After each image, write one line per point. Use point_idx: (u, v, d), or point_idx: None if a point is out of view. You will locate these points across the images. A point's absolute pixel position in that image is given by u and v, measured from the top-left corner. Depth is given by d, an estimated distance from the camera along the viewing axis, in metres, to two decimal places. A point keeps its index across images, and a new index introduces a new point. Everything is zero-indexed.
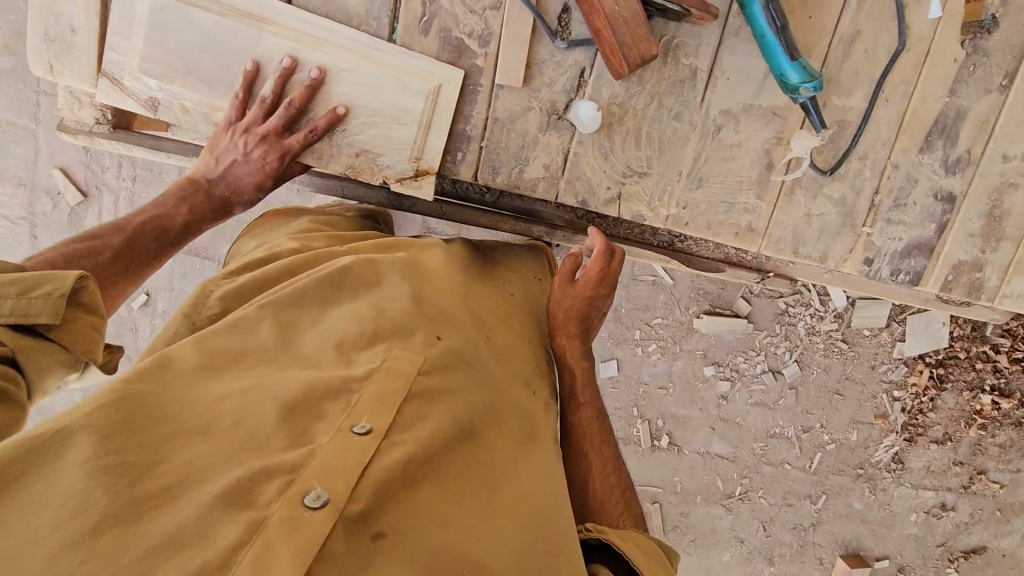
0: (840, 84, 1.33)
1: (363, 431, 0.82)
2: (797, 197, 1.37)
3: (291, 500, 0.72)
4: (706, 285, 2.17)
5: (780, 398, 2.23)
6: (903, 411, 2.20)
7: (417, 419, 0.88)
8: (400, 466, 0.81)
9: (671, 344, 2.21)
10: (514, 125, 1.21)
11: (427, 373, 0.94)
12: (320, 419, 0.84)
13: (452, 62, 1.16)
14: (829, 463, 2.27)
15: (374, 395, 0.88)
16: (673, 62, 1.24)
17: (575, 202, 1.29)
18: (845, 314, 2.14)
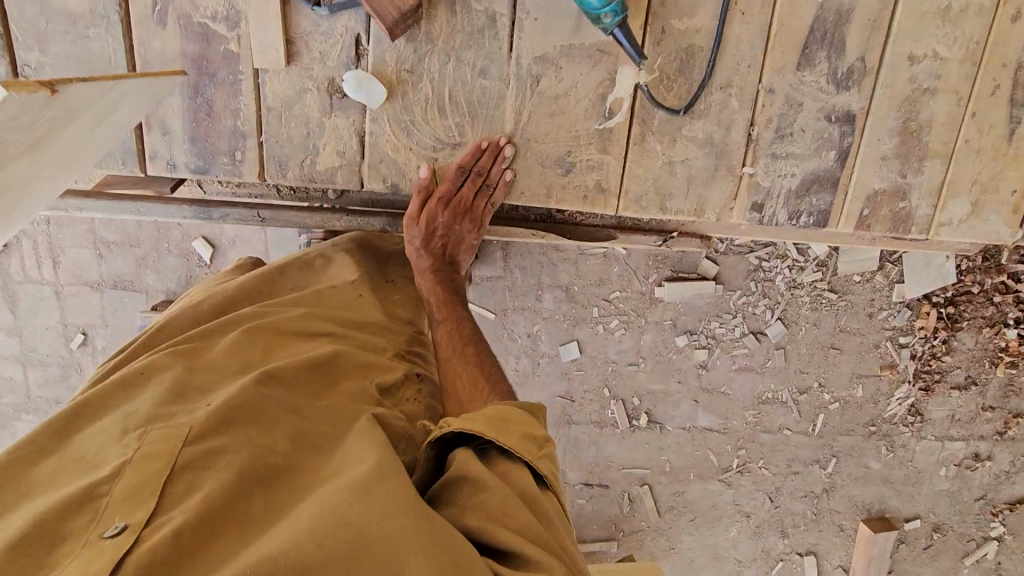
0: (677, 3, 1.11)
1: (115, 531, 0.66)
2: (650, 144, 1.17)
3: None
4: (664, 250, 1.86)
5: (768, 360, 1.95)
6: (915, 359, 1.91)
7: (194, 487, 0.71)
8: (168, 544, 0.65)
9: (635, 318, 1.92)
10: (292, 111, 1.08)
11: (198, 436, 0.76)
12: (62, 542, 0.66)
13: (201, 52, 1.03)
14: (836, 423, 2.00)
15: (131, 485, 0.70)
16: (463, 9, 1.07)
17: (384, 188, 1.14)
18: (828, 262, 1.85)
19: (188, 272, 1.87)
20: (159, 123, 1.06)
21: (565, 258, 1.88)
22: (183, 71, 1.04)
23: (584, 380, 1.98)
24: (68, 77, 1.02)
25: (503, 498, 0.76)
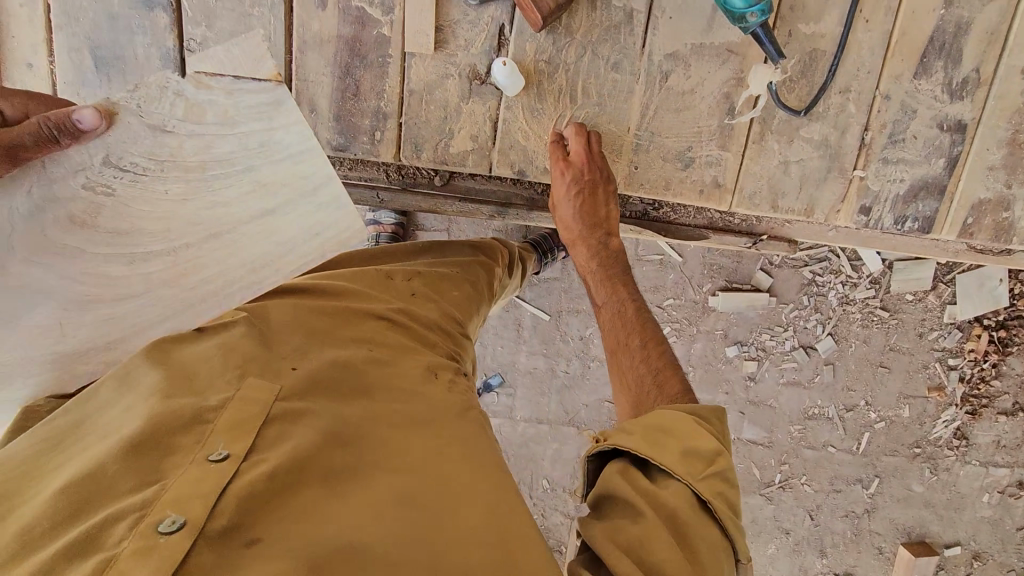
0: (806, 9, 1.16)
1: (220, 457, 0.64)
2: (769, 144, 1.20)
3: (141, 535, 0.55)
4: (720, 259, 1.88)
5: (816, 376, 1.94)
6: (964, 382, 1.89)
7: (285, 435, 0.69)
8: (265, 482, 0.63)
9: (687, 327, 1.94)
10: (432, 96, 1.12)
11: (289, 394, 0.74)
12: (167, 456, 0.63)
13: (355, 35, 1.08)
14: (880, 443, 1.97)
15: (231, 419, 0.68)
16: (603, 6, 1.12)
17: (511, 173, 1.18)
18: (881, 280, 1.85)
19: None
20: (307, 100, 1.11)
21: None
22: (336, 51, 1.09)
23: None
24: None
25: (651, 527, 0.74)
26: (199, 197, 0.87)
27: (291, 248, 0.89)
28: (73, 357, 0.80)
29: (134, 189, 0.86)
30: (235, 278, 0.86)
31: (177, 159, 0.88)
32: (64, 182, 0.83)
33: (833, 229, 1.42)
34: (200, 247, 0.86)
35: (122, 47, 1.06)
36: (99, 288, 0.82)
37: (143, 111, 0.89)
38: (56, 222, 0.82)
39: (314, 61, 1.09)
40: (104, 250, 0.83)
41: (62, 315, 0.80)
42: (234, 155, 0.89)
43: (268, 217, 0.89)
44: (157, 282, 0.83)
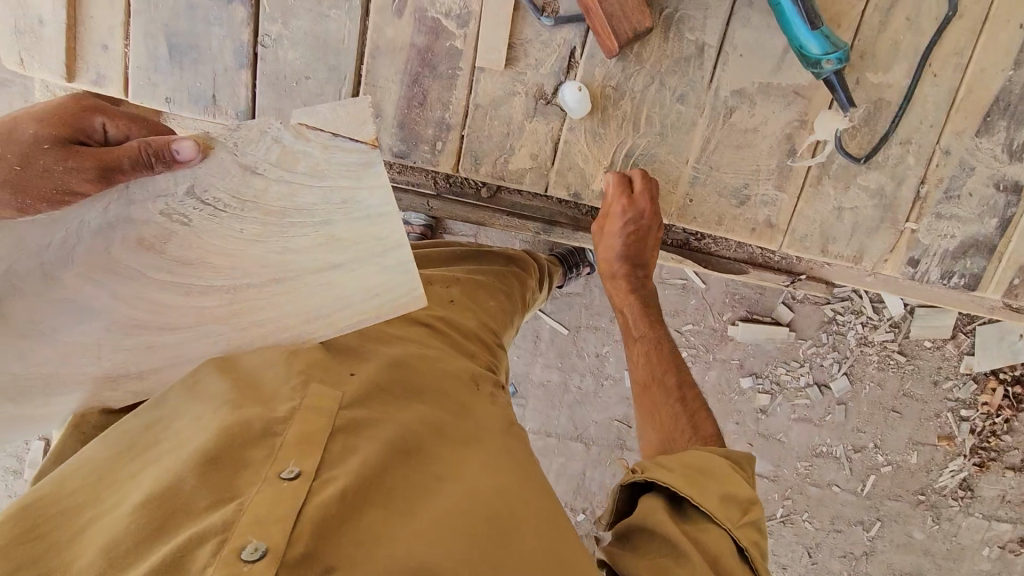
0: (876, 58, 1.16)
1: (293, 474, 0.64)
2: (825, 187, 1.20)
3: (224, 560, 0.55)
4: (743, 290, 1.85)
5: (827, 415, 1.90)
6: (974, 434, 1.84)
7: (350, 450, 0.69)
8: (338, 500, 0.63)
9: (704, 353, 1.91)
10: (497, 111, 1.12)
11: (351, 402, 0.76)
12: (241, 471, 0.65)
13: (427, 45, 1.09)
14: (884, 487, 1.92)
15: (299, 434, 0.69)
16: (675, 37, 1.12)
17: (567, 194, 1.17)
18: (901, 325, 1.80)
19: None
20: (373, 105, 1.11)
21: None
22: (408, 60, 1.10)
23: None
24: (304, 51, 1.08)
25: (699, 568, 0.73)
26: (271, 241, 0.78)
27: (353, 303, 0.81)
28: (115, 378, 0.81)
29: (213, 226, 0.77)
30: (289, 326, 0.82)
31: (261, 202, 0.77)
32: (141, 206, 0.76)
33: (871, 276, 1.41)
34: (264, 292, 0.80)
35: (197, 37, 1.07)
36: (148, 316, 0.79)
37: (239, 149, 0.76)
38: (124, 244, 0.76)
39: (384, 67, 1.10)
40: (165, 277, 0.78)
41: (103, 338, 0.79)
42: (316, 208, 0.77)
43: (334, 273, 0.79)
44: (209, 319, 0.80)
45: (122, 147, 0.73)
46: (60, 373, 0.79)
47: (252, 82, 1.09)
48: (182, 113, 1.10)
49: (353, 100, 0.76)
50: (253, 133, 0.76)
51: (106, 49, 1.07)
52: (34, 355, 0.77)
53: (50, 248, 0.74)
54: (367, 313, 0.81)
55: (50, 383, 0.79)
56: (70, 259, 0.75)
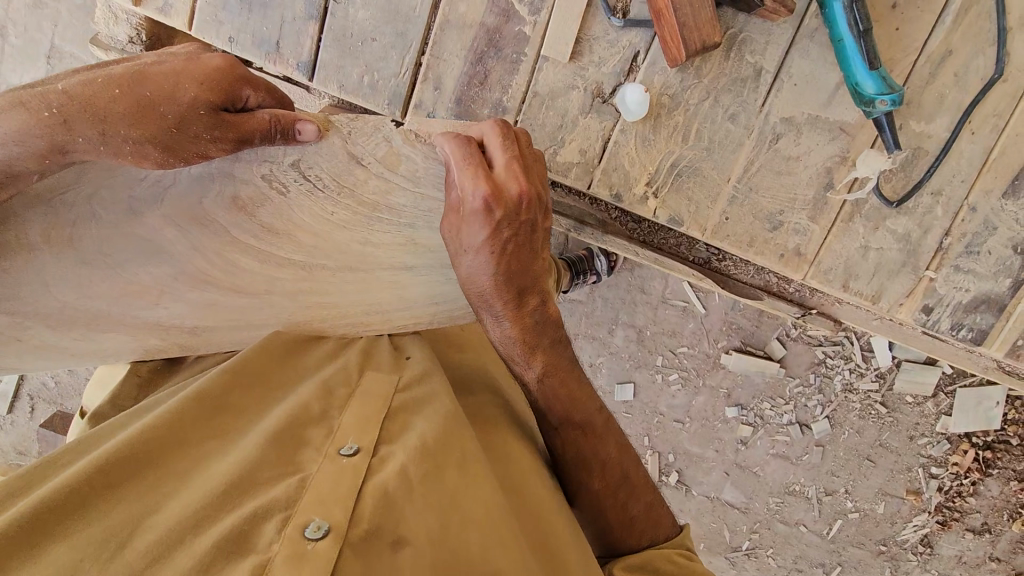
0: (921, 108, 1.20)
1: (352, 451, 0.65)
2: (855, 225, 1.23)
3: (290, 539, 0.56)
4: (740, 320, 1.89)
5: (805, 455, 1.92)
6: (941, 492, 1.85)
7: (407, 429, 0.71)
8: (397, 480, 0.64)
9: (694, 378, 1.93)
10: (554, 102, 1.14)
11: (405, 385, 0.76)
12: (302, 448, 0.66)
13: (497, 26, 1.11)
14: (849, 533, 1.93)
15: (358, 415, 0.70)
16: (736, 57, 1.15)
17: (608, 195, 1.19)
18: (886, 376, 1.83)
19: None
20: (434, 77, 1.12)
21: (648, 300, 1.92)
22: (474, 38, 1.11)
23: (629, 422, 1.99)
24: (374, 11, 1.09)
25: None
26: (356, 230, 0.87)
27: (414, 306, 0.89)
28: (166, 327, 0.83)
29: (308, 203, 0.85)
30: (350, 314, 0.87)
31: (357, 191, 0.86)
32: (247, 167, 0.82)
33: (878, 319, 1.46)
34: (336, 275, 0.87)
35: None
36: (221, 274, 0.84)
37: (351, 138, 0.84)
38: (219, 200, 0.82)
39: (451, 42, 1.11)
40: (251, 241, 0.85)
41: (168, 283, 0.83)
42: (405, 210, 0.86)
43: (406, 274, 0.88)
44: (280, 291, 0.85)
45: (261, 120, 0.75)
46: (113, 312, 0.81)
47: (317, 35, 1.10)
48: (242, 54, 1.11)
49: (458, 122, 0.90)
50: (367, 128, 0.85)
51: None
52: (97, 289, 0.80)
53: (145, 184, 0.79)
54: (421, 318, 0.89)
55: (97, 320, 0.81)
56: (162, 200, 0.80)
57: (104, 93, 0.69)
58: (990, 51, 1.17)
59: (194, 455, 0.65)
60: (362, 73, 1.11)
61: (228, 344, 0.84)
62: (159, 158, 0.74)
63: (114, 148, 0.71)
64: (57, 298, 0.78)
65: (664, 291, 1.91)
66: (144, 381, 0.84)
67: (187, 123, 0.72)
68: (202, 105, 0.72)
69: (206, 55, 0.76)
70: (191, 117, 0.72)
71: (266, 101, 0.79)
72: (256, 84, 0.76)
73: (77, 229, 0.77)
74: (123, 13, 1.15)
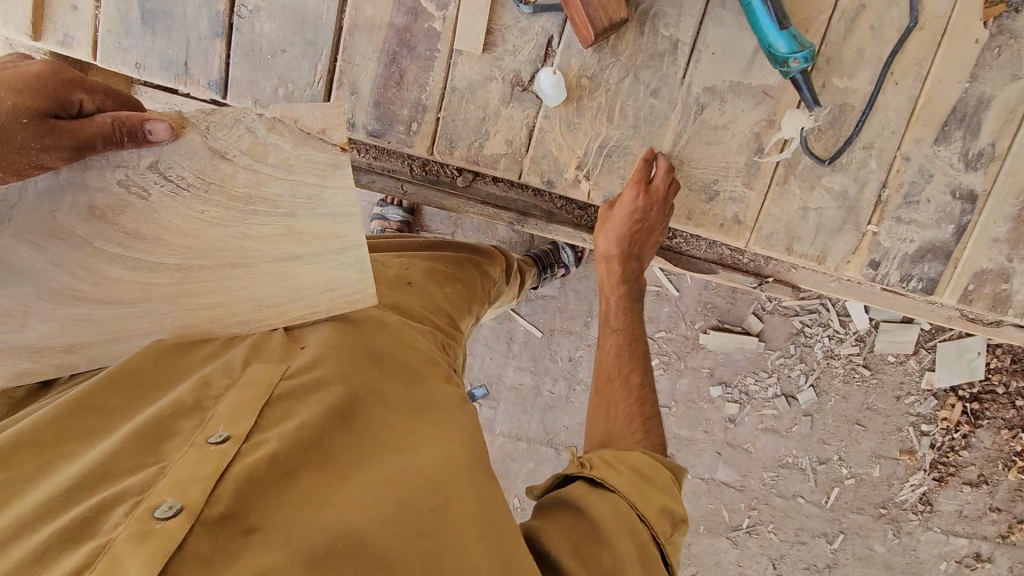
0: (841, 64, 1.20)
1: (220, 438, 0.65)
2: (791, 187, 1.23)
3: (138, 520, 0.56)
4: (715, 298, 1.87)
5: (794, 426, 1.91)
6: (934, 448, 1.84)
7: (288, 416, 0.72)
8: (265, 464, 0.65)
9: (675, 361, 1.92)
10: (474, 95, 1.14)
11: (292, 372, 0.78)
12: (169, 438, 0.66)
13: (406, 24, 1.11)
14: (848, 499, 1.92)
15: (231, 405, 0.71)
16: (650, 32, 1.15)
17: (540, 182, 1.19)
18: (866, 338, 1.83)
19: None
20: (350, 83, 1.12)
21: None
22: (385, 39, 1.11)
23: None
24: (280, 23, 1.09)
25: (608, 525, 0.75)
26: (230, 225, 0.85)
27: (307, 295, 0.87)
28: (37, 349, 0.82)
29: (172, 204, 0.84)
30: (240, 311, 0.86)
31: (226, 186, 0.84)
32: (99, 174, 0.81)
33: (837, 281, 1.45)
34: (216, 272, 0.85)
35: (171, 4, 1.08)
36: (89, 287, 0.83)
37: (210, 133, 0.83)
38: (74, 210, 0.82)
39: (362, 46, 1.11)
40: (116, 249, 0.83)
41: (32, 303, 0.82)
42: (283, 200, 0.84)
43: (293, 263, 0.86)
44: (157, 294, 0.84)
45: (96, 124, 0.75)
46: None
47: (226, 53, 1.10)
48: (152, 80, 1.11)
49: (329, 104, 0.81)
50: (227, 120, 0.84)
51: (77, 12, 1.09)
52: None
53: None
54: (322, 306, 0.88)
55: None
56: (8, 218, 0.80)
57: None
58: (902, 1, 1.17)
59: (64, 457, 0.66)
60: (276, 85, 1.11)
61: (106, 358, 0.83)
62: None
63: None
64: None
65: None
66: (19, 401, 0.82)
67: (10, 134, 0.73)
68: (25, 113, 0.74)
69: (36, 63, 0.78)
70: (13, 127, 0.73)
71: (108, 104, 0.79)
72: (88, 88, 0.76)
73: None
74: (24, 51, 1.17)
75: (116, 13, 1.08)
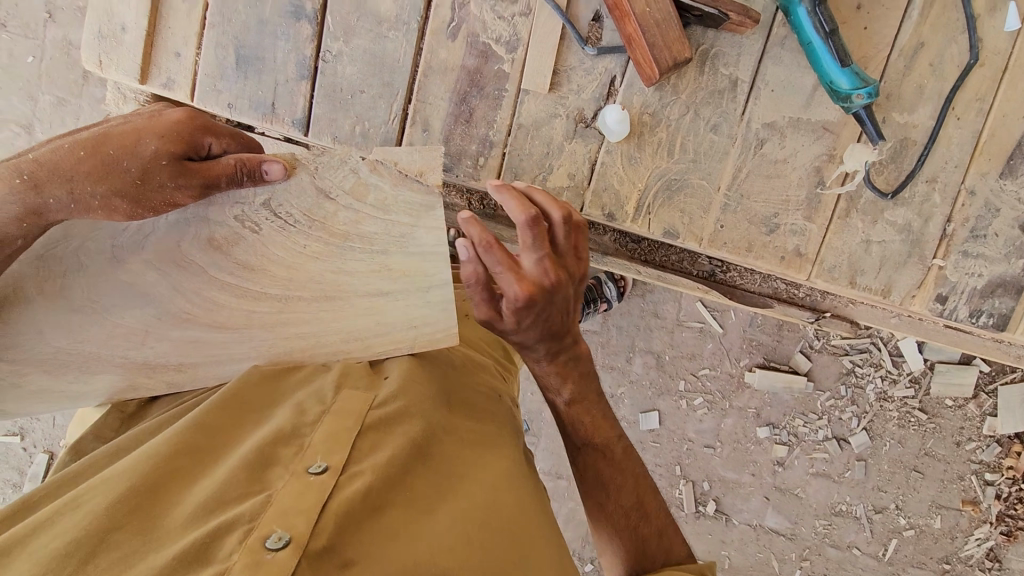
0: (901, 100, 1.20)
1: (319, 469, 0.69)
2: (852, 221, 1.22)
3: (251, 548, 0.60)
4: (760, 336, 1.82)
5: (848, 471, 1.83)
6: (1000, 499, 1.74)
7: (377, 447, 0.74)
8: (360, 498, 0.68)
9: (720, 400, 1.86)
10: (539, 131, 1.19)
11: (381, 403, 0.80)
12: (272, 467, 0.70)
13: (478, 66, 1.18)
14: (907, 553, 1.82)
15: (327, 434, 0.73)
16: (710, 71, 1.19)
17: (601, 215, 1.22)
18: (921, 381, 1.76)
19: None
20: (422, 120, 1.19)
21: (663, 325, 1.87)
22: (457, 80, 1.18)
23: (657, 453, 1.91)
24: (361, 66, 1.17)
25: None
26: (329, 260, 0.92)
27: (393, 329, 0.92)
28: (153, 366, 0.90)
29: (280, 237, 0.92)
30: (327, 342, 0.92)
31: (328, 223, 0.91)
32: (220, 210, 0.90)
33: (897, 317, 1.42)
34: (311, 304, 0.92)
35: (264, 50, 1.17)
36: (202, 311, 0.91)
37: (318, 173, 0.91)
38: (196, 242, 0.91)
39: (435, 86, 1.18)
40: (229, 279, 0.91)
41: (152, 325, 0.91)
42: (376, 237, 0.91)
43: (382, 298, 0.92)
44: (257, 322, 0.91)
45: (224, 165, 0.84)
46: (104, 353, 0.90)
47: (309, 94, 1.18)
48: (241, 118, 1.20)
49: (427, 149, 0.90)
50: (334, 161, 0.92)
51: (180, 57, 1.19)
52: (91, 335, 0.90)
53: (127, 234, 0.90)
54: (403, 342, 0.92)
55: (91, 363, 0.90)
56: (142, 246, 0.90)
57: (71, 156, 0.81)
58: (961, 38, 1.18)
59: (181, 472, 0.70)
60: (354, 123, 1.18)
61: (210, 379, 0.90)
62: (128, 210, 0.84)
63: (85, 205, 0.82)
64: (52, 345, 0.89)
65: (679, 314, 1.86)
66: (130, 414, 0.90)
67: (151, 175, 0.82)
68: (164, 156, 0.82)
69: (167, 110, 0.86)
70: (155, 168, 0.82)
71: (230, 147, 0.88)
72: (217, 132, 0.86)
73: (68, 279, 0.89)
74: (130, 93, 1.29)
75: (215, 56, 1.18)
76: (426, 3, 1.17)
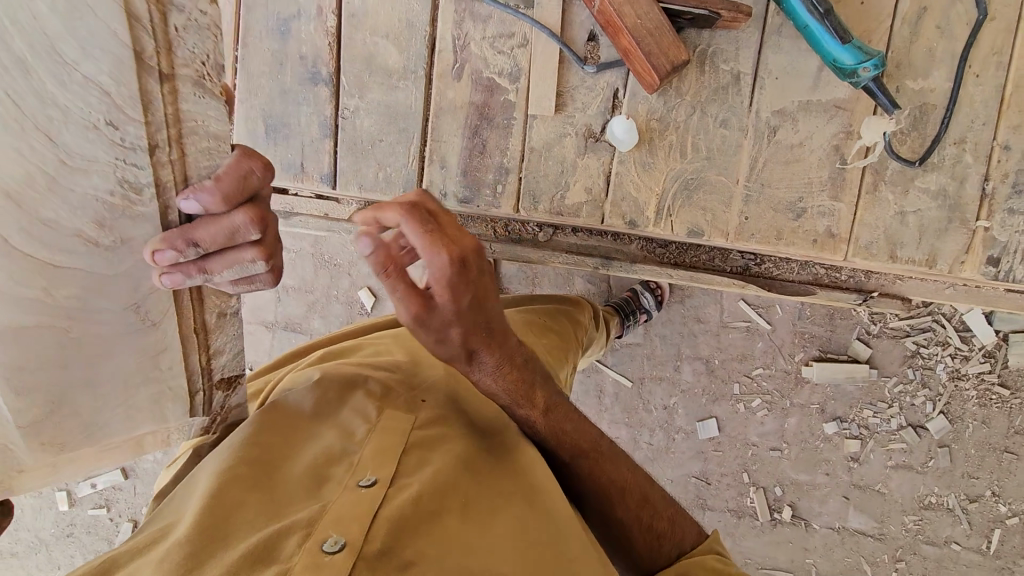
0: (912, 66, 1.18)
1: (370, 482, 0.72)
2: (882, 194, 1.20)
3: (310, 551, 0.64)
4: (812, 328, 1.76)
5: (931, 460, 1.72)
6: None
7: (424, 462, 0.77)
8: (411, 506, 0.71)
9: (780, 400, 1.80)
10: (551, 152, 1.23)
11: (424, 422, 0.83)
12: (326, 481, 0.74)
13: (484, 100, 1.24)
14: (1015, 544, 1.69)
15: (376, 448, 0.77)
16: (711, 69, 1.21)
17: (623, 223, 1.24)
18: (996, 354, 1.66)
19: (350, 319, 1.91)
20: (439, 158, 1.25)
21: (708, 329, 1.83)
22: (467, 116, 1.24)
23: (721, 462, 1.84)
24: (377, 117, 1.25)
25: None
26: None
27: None
28: None
29: None
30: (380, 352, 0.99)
31: None
32: None
33: (951, 287, 1.36)
34: None
35: (288, 116, 1.27)
36: None
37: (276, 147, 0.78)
38: None
39: (447, 125, 1.25)
40: None
41: None
42: None
43: None
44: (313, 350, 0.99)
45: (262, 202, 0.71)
46: None
47: (333, 149, 1.27)
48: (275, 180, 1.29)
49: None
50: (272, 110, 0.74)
51: None
52: None
53: None
54: None
55: None
56: None
57: None
58: None
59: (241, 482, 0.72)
60: (377, 170, 1.26)
61: None
62: None
63: None
64: None
65: (723, 316, 1.82)
66: None
67: None
68: None
69: None
70: None
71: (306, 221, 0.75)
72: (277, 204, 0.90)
73: None
74: None
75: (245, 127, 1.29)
76: (429, 51, 1.24)
